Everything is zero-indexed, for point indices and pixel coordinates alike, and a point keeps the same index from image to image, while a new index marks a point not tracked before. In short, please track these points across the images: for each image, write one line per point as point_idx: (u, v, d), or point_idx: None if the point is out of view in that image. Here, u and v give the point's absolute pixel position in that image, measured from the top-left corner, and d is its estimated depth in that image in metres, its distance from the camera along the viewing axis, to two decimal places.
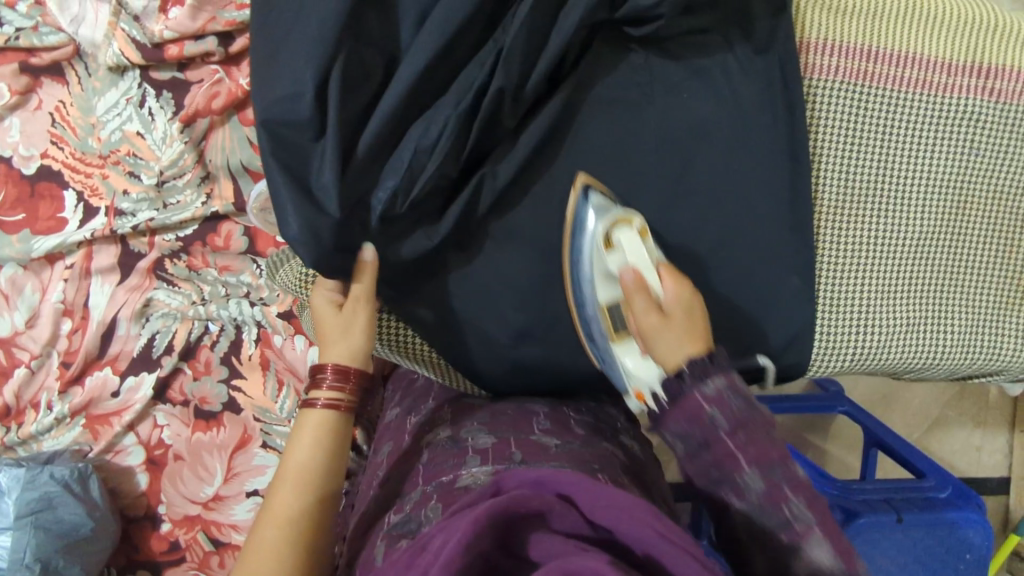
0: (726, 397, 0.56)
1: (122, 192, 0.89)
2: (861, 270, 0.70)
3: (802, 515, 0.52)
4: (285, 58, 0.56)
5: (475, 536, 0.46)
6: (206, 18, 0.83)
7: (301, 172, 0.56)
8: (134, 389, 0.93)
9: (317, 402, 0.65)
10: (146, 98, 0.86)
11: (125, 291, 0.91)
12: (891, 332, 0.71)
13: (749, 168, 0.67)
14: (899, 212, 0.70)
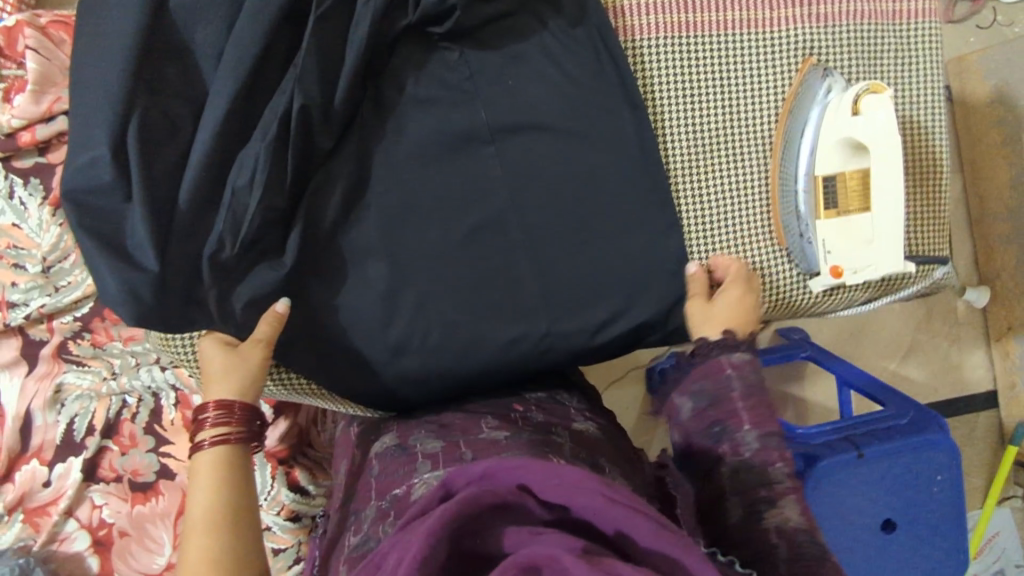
0: (746, 365, 0.60)
1: (10, 284, 0.89)
2: (728, 217, 0.70)
3: (782, 477, 0.55)
4: (82, 126, 0.57)
5: (431, 547, 0.41)
6: (51, 100, 0.83)
7: (121, 236, 0.56)
8: (64, 476, 0.92)
9: (203, 443, 0.59)
10: (14, 189, 0.86)
11: (34, 380, 0.90)
12: (772, 271, 0.71)
13: (585, 141, 0.67)
14: (757, 152, 0.70)
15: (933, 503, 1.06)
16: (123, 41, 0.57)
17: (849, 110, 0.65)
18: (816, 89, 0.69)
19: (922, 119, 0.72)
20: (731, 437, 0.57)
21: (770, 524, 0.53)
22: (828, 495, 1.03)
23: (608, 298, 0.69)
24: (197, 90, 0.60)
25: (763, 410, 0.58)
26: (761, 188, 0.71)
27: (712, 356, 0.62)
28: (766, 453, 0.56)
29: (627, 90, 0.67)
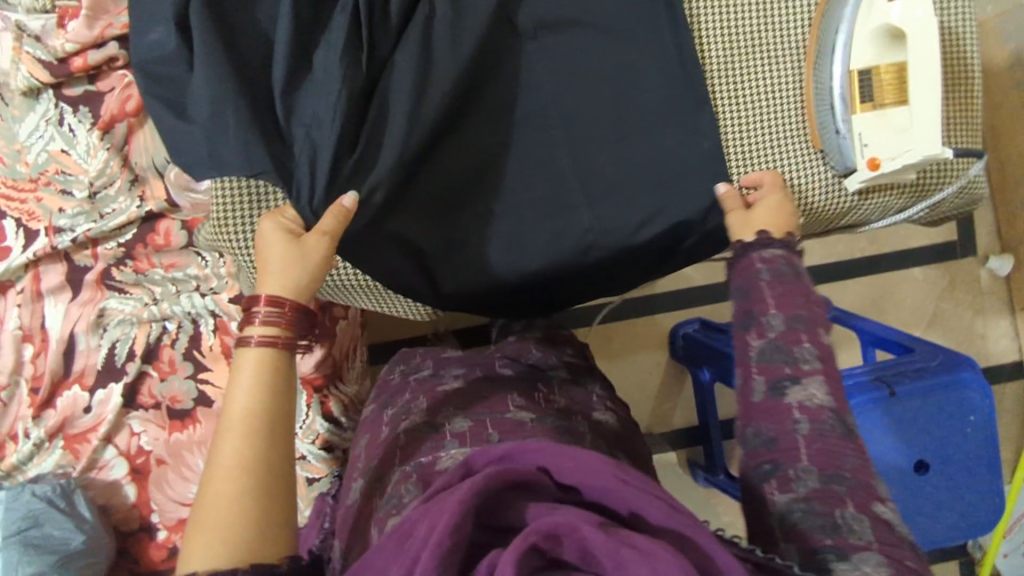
0: (778, 261, 0.62)
1: (58, 210, 0.91)
2: (764, 120, 0.72)
3: (807, 358, 0.58)
4: None
5: (460, 516, 0.44)
6: (103, 26, 0.86)
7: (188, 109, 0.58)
8: (105, 401, 0.93)
9: (251, 338, 0.54)
10: (65, 116, 0.89)
11: (78, 306, 0.92)
12: (809, 174, 0.72)
13: (624, 41, 0.69)
14: (788, 57, 0.73)
15: (968, 442, 1.05)
16: None
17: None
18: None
19: (958, 24, 0.73)
20: (756, 326, 0.60)
21: (791, 401, 0.56)
22: (863, 435, 1.02)
23: (651, 195, 0.70)
24: None
25: (790, 293, 0.60)
26: (793, 91, 0.72)
27: (744, 257, 0.63)
28: (792, 334, 0.58)
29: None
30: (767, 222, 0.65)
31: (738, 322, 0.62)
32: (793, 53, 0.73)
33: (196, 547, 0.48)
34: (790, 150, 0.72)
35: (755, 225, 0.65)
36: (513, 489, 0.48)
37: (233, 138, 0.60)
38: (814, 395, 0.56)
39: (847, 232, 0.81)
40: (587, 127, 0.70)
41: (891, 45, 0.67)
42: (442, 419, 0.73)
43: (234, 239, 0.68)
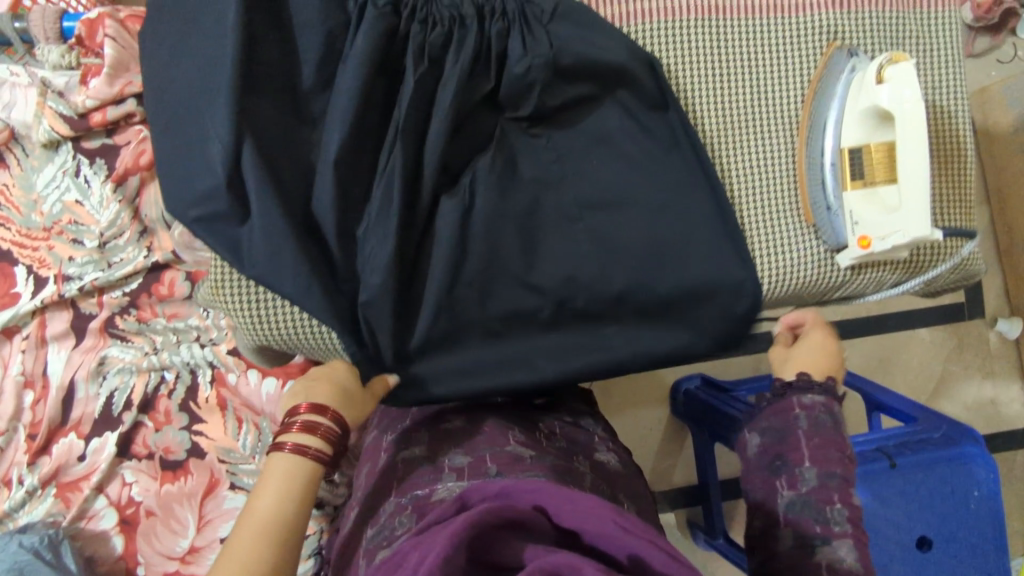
0: (820, 408, 0.65)
1: (68, 259, 0.93)
2: (761, 194, 0.71)
3: (838, 518, 0.59)
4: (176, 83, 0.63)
5: (453, 548, 0.42)
6: (123, 83, 0.89)
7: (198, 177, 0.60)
8: (99, 450, 0.93)
9: (284, 445, 0.57)
10: (81, 167, 0.92)
11: (80, 353, 0.93)
12: (805, 249, 0.71)
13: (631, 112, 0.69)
14: (782, 130, 0.72)
15: (970, 519, 1.00)
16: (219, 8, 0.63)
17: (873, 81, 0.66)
18: (837, 68, 0.70)
19: (947, 102, 0.73)
20: (788, 474, 0.62)
21: (823, 556, 0.57)
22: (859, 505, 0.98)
23: (652, 265, 0.69)
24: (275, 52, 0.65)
25: (828, 449, 0.62)
26: (786, 164, 0.72)
27: (788, 397, 0.66)
28: (824, 490, 0.60)
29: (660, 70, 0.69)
30: (818, 355, 0.71)
31: (769, 470, 0.64)
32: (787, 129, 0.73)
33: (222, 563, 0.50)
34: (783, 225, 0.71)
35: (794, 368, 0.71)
36: (511, 529, 0.45)
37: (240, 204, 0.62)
38: (842, 557, 0.56)
39: (842, 304, 0.79)
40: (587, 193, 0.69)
41: (880, 126, 0.67)
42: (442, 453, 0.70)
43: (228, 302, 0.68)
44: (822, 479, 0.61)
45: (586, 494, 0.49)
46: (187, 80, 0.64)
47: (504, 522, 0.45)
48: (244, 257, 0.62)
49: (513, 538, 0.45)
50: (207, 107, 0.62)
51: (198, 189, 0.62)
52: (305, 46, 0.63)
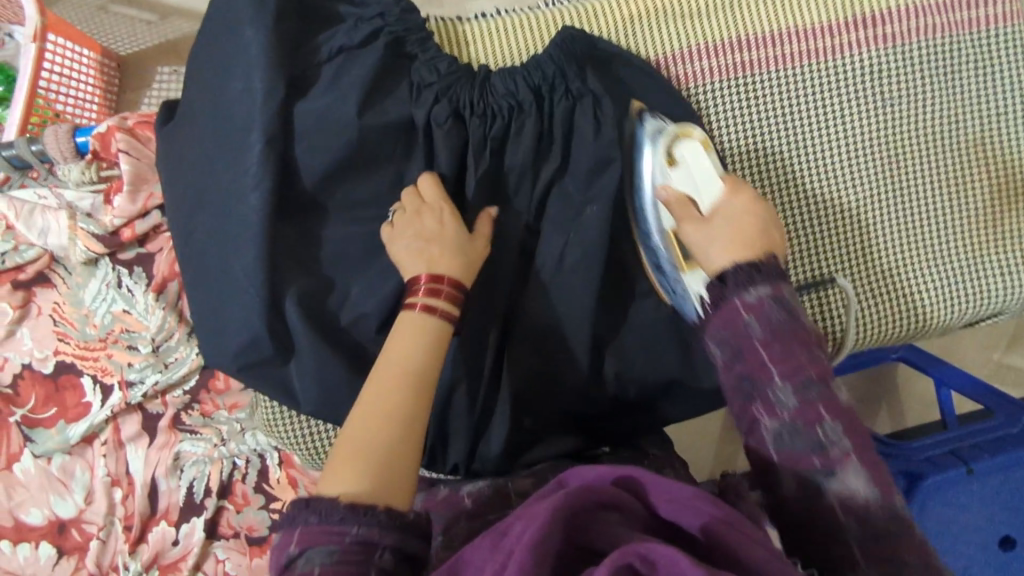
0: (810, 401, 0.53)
1: (127, 365, 0.97)
2: (816, 253, 0.70)
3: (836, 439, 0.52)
4: (210, 233, 0.65)
5: (544, 533, 0.42)
6: (144, 198, 0.91)
7: (247, 327, 0.63)
8: (190, 534, 0.99)
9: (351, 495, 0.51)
10: (122, 278, 0.95)
11: (156, 450, 0.99)
12: (870, 302, 0.70)
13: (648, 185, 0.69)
14: (838, 178, 0.70)
15: None
16: (232, 152, 0.64)
17: (664, 164, 0.65)
18: (643, 139, 0.66)
19: (1007, 130, 0.70)
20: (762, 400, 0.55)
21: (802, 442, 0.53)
22: (937, 516, 0.96)
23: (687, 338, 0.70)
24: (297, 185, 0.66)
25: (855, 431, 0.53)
26: (840, 214, 0.70)
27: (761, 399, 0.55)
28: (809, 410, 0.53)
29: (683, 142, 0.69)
30: (727, 245, 0.59)
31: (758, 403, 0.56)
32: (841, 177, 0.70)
33: (331, 478, 0.52)
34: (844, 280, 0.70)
35: (720, 254, 0.59)
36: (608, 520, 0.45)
37: (293, 344, 0.64)
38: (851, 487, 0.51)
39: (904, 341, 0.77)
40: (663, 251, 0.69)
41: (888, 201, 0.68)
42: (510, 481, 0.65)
43: (286, 434, 0.73)
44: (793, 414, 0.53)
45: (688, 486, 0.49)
46: (218, 226, 0.65)
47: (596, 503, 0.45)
48: (306, 393, 0.65)
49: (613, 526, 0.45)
50: (238, 254, 0.63)
51: (249, 336, 0.63)
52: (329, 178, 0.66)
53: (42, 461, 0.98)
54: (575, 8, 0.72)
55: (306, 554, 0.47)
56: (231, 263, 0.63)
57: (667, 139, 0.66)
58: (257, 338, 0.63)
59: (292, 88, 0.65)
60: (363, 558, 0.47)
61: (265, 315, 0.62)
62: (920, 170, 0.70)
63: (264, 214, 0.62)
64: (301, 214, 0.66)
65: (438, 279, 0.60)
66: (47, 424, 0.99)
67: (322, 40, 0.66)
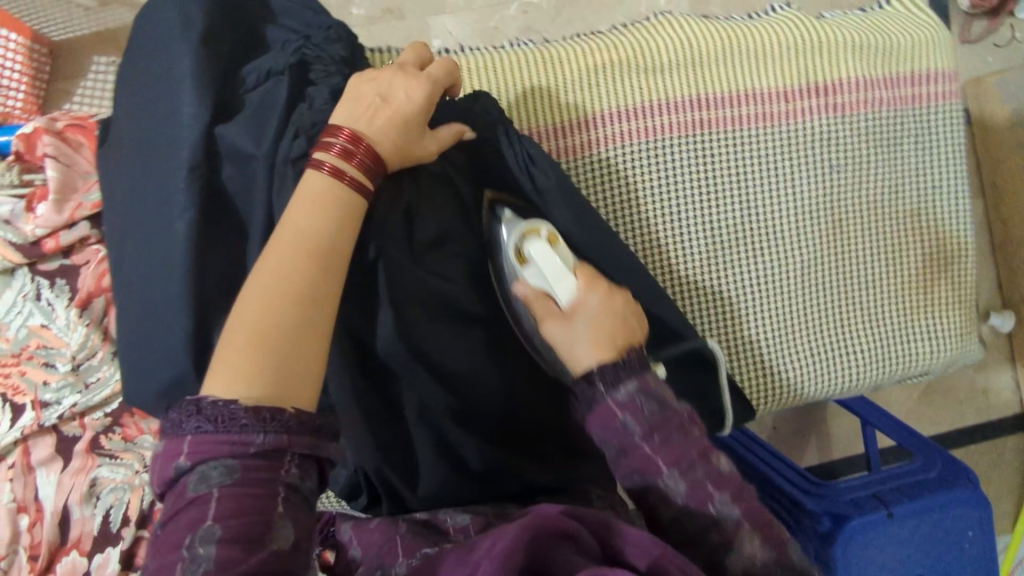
0: (688, 471, 0.52)
1: (42, 383, 0.90)
2: (760, 317, 0.70)
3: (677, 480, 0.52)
4: (140, 262, 0.60)
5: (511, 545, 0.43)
6: (72, 207, 0.84)
7: (171, 365, 0.58)
8: (103, 566, 0.92)
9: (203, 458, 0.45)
10: (42, 291, 0.88)
11: (70, 476, 0.92)
12: (808, 365, 0.71)
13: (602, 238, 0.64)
14: (787, 242, 0.70)
15: (966, 560, 1.02)
16: (167, 178, 0.59)
17: (517, 261, 0.61)
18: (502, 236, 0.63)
19: (937, 204, 0.73)
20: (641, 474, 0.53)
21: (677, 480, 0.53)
22: (859, 557, 1.00)
23: None
24: (232, 214, 0.61)
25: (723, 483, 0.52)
26: (784, 279, 0.70)
27: (602, 401, 0.54)
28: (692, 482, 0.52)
29: (632, 203, 0.67)
30: (591, 347, 0.56)
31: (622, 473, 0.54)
32: (790, 244, 0.70)
33: (219, 373, 0.47)
34: (784, 344, 0.70)
35: (590, 357, 0.56)
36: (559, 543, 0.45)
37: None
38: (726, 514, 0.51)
39: None
40: (504, 204, 0.65)
41: None
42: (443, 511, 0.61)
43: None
44: (640, 411, 0.53)
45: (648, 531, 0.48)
46: (146, 253, 0.60)
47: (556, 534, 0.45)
48: None
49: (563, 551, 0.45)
50: (165, 287, 0.59)
51: (174, 373, 0.59)
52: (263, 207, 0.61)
53: None
54: (534, 52, 0.67)
55: (199, 467, 0.44)
56: (158, 296, 0.59)
57: (517, 234, 0.61)
58: (182, 377, 0.59)
59: (214, 114, 0.60)
60: (268, 477, 0.45)
61: (191, 352, 0.58)
62: (860, 242, 0.71)
63: (192, 246, 0.58)
64: (236, 240, 0.61)
65: (355, 140, 0.54)
66: None
67: (246, 71, 0.62)
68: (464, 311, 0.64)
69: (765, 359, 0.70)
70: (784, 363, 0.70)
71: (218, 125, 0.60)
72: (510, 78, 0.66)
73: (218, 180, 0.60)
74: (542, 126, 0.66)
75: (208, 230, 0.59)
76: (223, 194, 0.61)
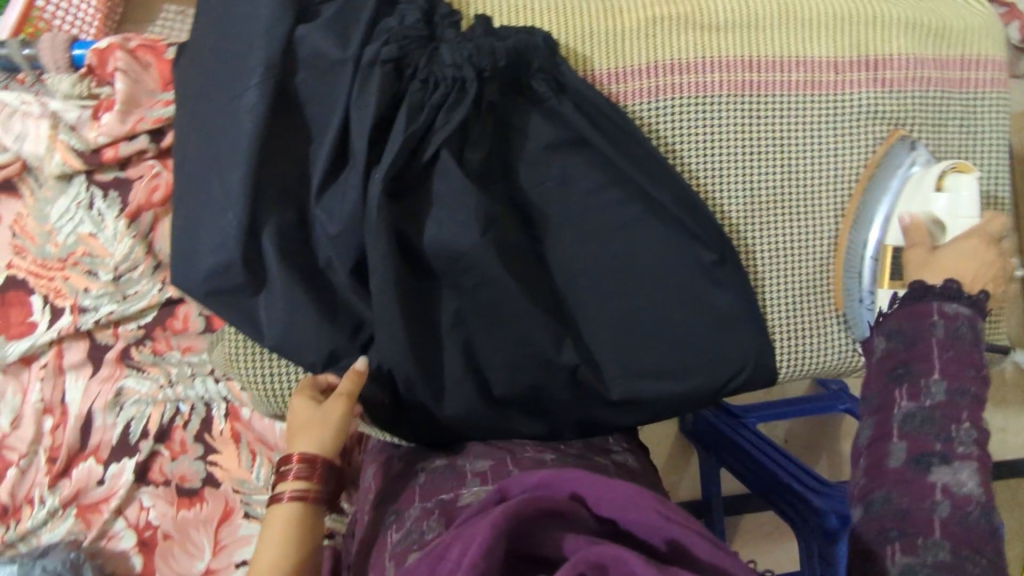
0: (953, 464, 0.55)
1: (83, 290, 0.93)
2: (790, 280, 0.70)
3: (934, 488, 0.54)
4: (200, 152, 0.63)
5: (494, 539, 0.43)
6: (135, 120, 0.88)
7: (220, 252, 0.61)
8: (117, 476, 0.96)
9: (284, 496, 0.60)
10: (95, 200, 0.91)
11: (97, 383, 0.95)
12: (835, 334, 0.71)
13: (657, 178, 0.66)
14: (824, 211, 0.70)
15: None
16: (237, 72, 0.61)
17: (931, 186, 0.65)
18: (900, 161, 0.68)
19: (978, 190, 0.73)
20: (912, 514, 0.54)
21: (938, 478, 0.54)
22: None
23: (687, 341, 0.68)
24: (297, 116, 0.63)
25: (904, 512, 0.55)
26: (818, 247, 0.70)
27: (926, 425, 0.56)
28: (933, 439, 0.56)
29: (676, 156, 0.68)
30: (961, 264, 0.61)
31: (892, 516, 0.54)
32: (829, 212, 0.70)
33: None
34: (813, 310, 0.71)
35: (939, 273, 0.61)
36: (550, 515, 0.47)
37: (266, 274, 0.62)
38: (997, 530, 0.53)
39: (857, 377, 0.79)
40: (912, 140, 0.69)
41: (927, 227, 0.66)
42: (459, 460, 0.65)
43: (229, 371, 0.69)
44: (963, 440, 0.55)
45: (627, 485, 0.49)
46: (209, 143, 0.62)
47: (544, 509, 0.47)
48: (268, 330, 0.62)
49: (551, 528, 0.46)
50: (222, 176, 0.61)
51: (222, 258, 0.60)
52: (326, 112, 0.63)
53: None
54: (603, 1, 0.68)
55: None
56: (214, 184, 0.61)
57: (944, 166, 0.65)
58: (228, 264, 0.61)
59: (297, 15, 0.62)
60: None
61: (241, 240, 0.60)
62: None
63: (254, 138, 0.60)
64: (297, 142, 0.63)
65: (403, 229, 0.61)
66: None
67: None
68: (509, 234, 0.64)
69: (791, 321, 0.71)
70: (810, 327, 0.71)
71: (297, 27, 0.61)
72: (579, 19, 0.67)
73: (289, 82, 0.62)
74: (603, 72, 0.67)
75: (270, 126, 0.61)
76: (291, 95, 0.62)
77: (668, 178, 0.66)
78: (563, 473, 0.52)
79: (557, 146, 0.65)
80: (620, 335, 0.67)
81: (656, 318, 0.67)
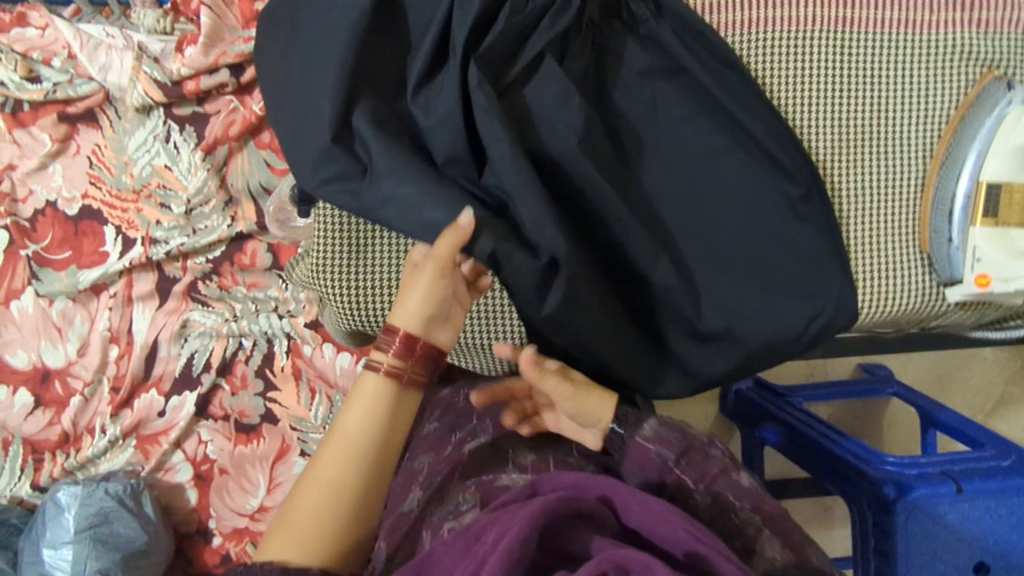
0: None
1: (155, 222, 0.95)
2: (876, 222, 0.70)
3: None
4: (300, 60, 0.63)
5: (523, 540, 0.45)
6: (217, 54, 0.89)
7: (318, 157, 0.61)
8: (178, 408, 0.97)
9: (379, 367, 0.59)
10: (171, 133, 0.93)
11: (163, 314, 0.96)
12: (918, 278, 0.70)
13: (748, 106, 0.66)
14: (912, 154, 0.70)
15: None
16: None
17: None
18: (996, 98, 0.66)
19: None
20: None
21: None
22: (921, 526, 0.97)
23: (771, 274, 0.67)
24: (396, 29, 0.64)
25: None
26: (902, 189, 0.70)
27: None
28: None
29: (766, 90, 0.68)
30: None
31: None
32: (917, 154, 0.70)
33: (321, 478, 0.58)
34: (898, 253, 0.70)
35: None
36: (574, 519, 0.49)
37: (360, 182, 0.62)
38: None
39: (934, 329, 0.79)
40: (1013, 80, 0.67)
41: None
42: (507, 446, 0.71)
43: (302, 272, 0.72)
44: None
45: (658, 500, 0.50)
46: (310, 51, 0.63)
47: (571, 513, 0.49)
48: None
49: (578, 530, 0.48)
50: (323, 82, 0.62)
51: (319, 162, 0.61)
52: (425, 24, 0.63)
53: (44, 302, 0.96)
54: None
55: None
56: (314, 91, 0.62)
57: None
58: (325, 169, 0.61)
59: None
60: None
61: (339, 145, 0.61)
62: None
63: (356, 44, 0.61)
64: (394, 55, 0.64)
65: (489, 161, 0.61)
66: (57, 266, 0.96)
67: None
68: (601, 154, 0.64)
69: (875, 263, 0.70)
70: (894, 271, 0.70)
71: None
72: None
73: None
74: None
75: (371, 34, 0.62)
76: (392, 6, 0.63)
77: (758, 107, 0.66)
78: (588, 481, 0.54)
79: (650, 71, 0.66)
80: (704, 263, 0.67)
81: (740, 248, 0.67)
